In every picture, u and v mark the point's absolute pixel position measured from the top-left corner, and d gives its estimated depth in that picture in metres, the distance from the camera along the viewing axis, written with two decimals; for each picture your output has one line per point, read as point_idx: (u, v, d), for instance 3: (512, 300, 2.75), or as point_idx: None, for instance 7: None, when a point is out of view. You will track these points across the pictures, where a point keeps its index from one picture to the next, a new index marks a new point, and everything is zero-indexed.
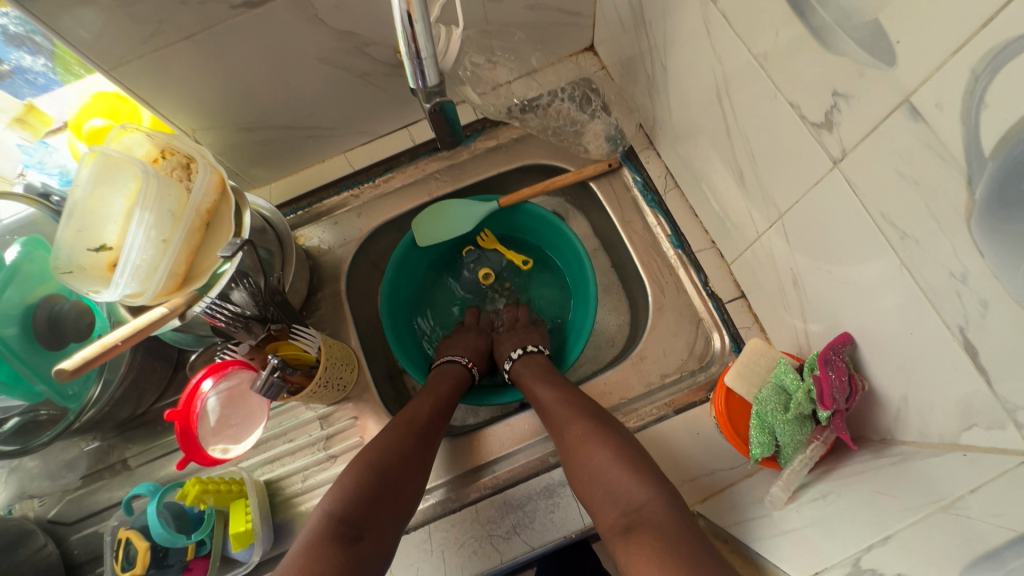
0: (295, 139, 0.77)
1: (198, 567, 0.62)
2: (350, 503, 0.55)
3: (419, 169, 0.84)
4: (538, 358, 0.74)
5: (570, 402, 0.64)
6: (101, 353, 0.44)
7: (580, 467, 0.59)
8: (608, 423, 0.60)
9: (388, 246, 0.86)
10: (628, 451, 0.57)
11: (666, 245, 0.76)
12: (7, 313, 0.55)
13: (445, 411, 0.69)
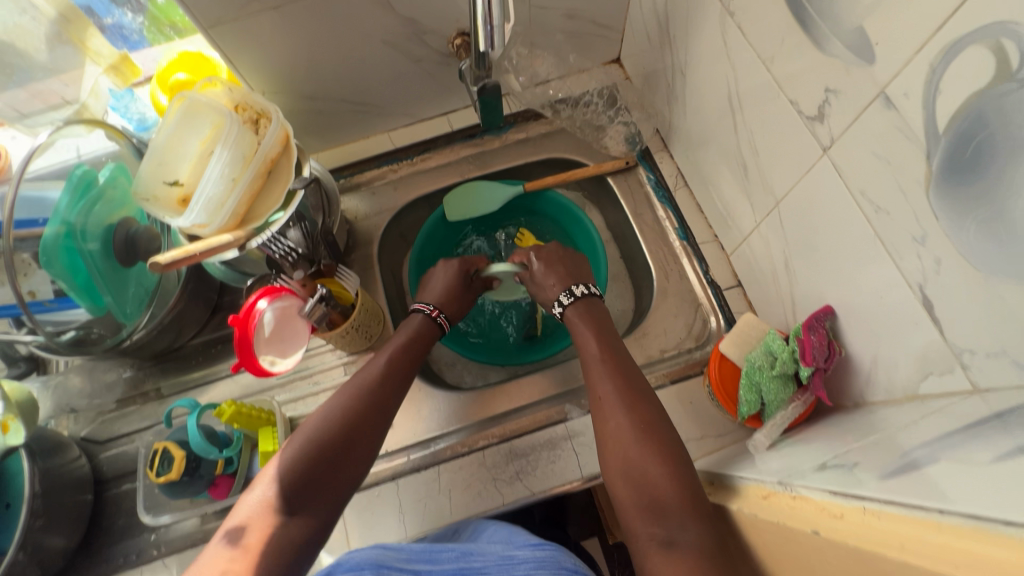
0: (347, 112, 0.85)
1: (223, 483, 0.69)
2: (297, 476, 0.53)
3: (454, 152, 0.92)
4: (583, 316, 0.70)
5: (618, 379, 0.61)
6: (183, 258, 0.55)
7: (610, 450, 0.56)
8: (653, 414, 0.57)
9: (418, 220, 0.94)
10: (665, 450, 0.53)
11: (673, 236, 0.84)
12: (90, 228, 0.64)
13: (400, 374, 0.65)
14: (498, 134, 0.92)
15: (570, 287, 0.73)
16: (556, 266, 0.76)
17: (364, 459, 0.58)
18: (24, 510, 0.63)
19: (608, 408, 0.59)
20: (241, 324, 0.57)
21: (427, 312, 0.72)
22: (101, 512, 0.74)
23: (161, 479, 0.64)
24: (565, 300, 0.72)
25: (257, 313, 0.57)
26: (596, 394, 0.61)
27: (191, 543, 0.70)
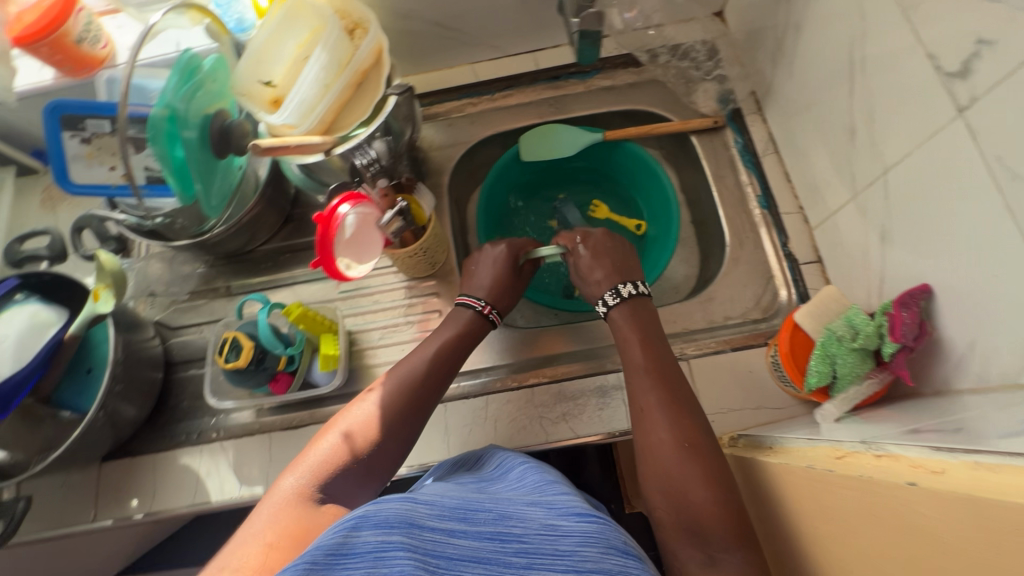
0: (437, 37, 0.84)
1: (283, 380, 0.71)
2: (334, 460, 0.53)
3: (537, 92, 0.90)
4: (628, 314, 0.66)
5: (662, 393, 0.58)
6: (279, 147, 0.61)
7: (649, 472, 0.55)
8: (697, 434, 0.55)
9: (489, 159, 0.93)
10: (709, 475, 0.52)
11: (753, 203, 0.80)
12: (192, 118, 0.64)
13: (436, 378, 0.62)
14: (584, 79, 0.90)
15: (617, 286, 0.68)
16: (604, 257, 0.70)
17: (400, 437, 0.58)
18: (107, 373, 0.68)
19: (649, 428, 0.57)
20: (323, 224, 0.57)
21: (480, 309, 0.67)
22: (169, 391, 0.79)
23: (229, 366, 0.67)
24: (611, 301, 0.67)
25: (336, 220, 0.57)
26: (636, 411, 0.59)
27: (247, 432, 0.74)
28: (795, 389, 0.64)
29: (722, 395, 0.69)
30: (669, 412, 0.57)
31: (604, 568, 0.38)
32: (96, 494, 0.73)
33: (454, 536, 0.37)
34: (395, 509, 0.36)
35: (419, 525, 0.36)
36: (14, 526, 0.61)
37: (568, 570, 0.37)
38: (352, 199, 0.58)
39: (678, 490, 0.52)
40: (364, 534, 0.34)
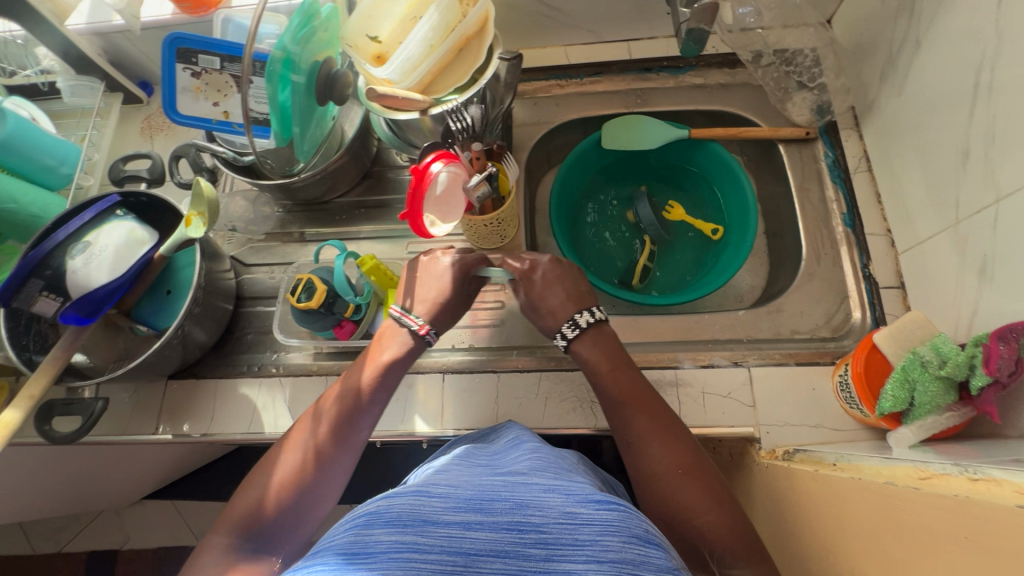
0: (537, 15, 0.85)
1: (347, 326, 0.74)
2: (301, 471, 0.56)
3: (626, 82, 0.89)
4: (585, 343, 0.64)
5: (652, 420, 0.58)
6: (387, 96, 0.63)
7: (646, 502, 0.54)
8: (680, 457, 0.54)
9: (568, 143, 0.93)
10: (706, 497, 0.51)
11: (837, 220, 0.78)
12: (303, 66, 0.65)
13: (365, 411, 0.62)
14: (676, 74, 0.89)
15: (574, 317, 0.66)
16: (557, 289, 0.68)
17: (357, 439, 0.60)
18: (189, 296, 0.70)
19: (635, 458, 0.57)
20: (415, 178, 0.58)
21: (415, 328, 0.66)
22: (235, 323, 0.82)
23: (302, 305, 0.69)
24: (568, 334, 0.65)
25: (428, 177, 0.58)
26: (621, 445, 0.59)
27: (306, 372, 0.77)
28: (860, 412, 0.62)
29: (780, 407, 0.68)
30: (658, 439, 0.56)
31: (626, 559, 0.34)
32: (160, 408, 0.77)
33: (468, 529, 0.34)
34: (405, 509, 0.35)
35: (430, 522, 0.34)
36: (93, 422, 0.65)
37: (591, 561, 0.33)
38: (445, 158, 0.59)
39: (676, 514, 0.51)
40: (376, 533, 0.34)
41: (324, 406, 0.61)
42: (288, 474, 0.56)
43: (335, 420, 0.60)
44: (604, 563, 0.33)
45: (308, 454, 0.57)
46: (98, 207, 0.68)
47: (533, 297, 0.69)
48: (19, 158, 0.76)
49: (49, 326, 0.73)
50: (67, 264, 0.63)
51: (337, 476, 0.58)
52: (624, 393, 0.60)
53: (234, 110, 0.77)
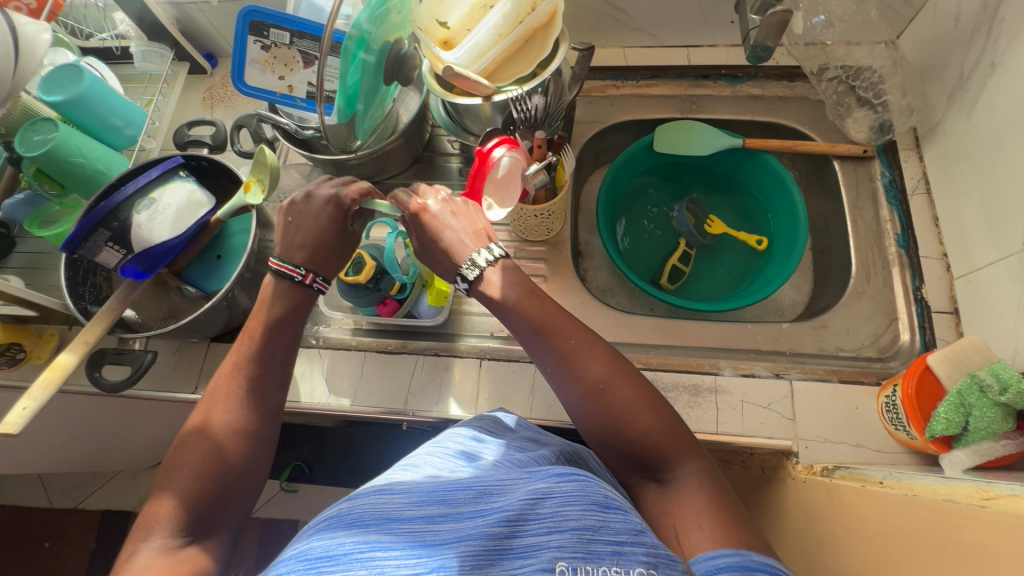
0: (600, 15, 0.86)
1: (391, 304, 0.75)
2: (222, 455, 0.50)
3: (682, 87, 0.89)
4: (487, 277, 0.56)
5: (574, 331, 0.54)
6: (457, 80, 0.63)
7: (582, 422, 0.52)
8: (606, 367, 0.51)
9: (618, 144, 0.94)
10: (639, 404, 0.50)
11: (890, 241, 0.76)
12: (375, 45, 0.66)
13: (269, 351, 0.57)
14: (733, 84, 0.89)
15: (472, 256, 0.56)
16: (451, 223, 0.58)
17: (273, 412, 0.56)
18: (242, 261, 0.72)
19: (564, 380, 0.52)
20: (480, 159, 0.59)
21: (301, 279, 0.61)
22: None
23: (349, 278, 0.71)
24: (468, 275, 0.55)
25: (491, 160, 0.58)
26: (542, 368, 0.54)
27: (344, 346, 0.77)
28: (905, 433, 0.61)
29: (821, 423, 0.67)
30: (585, 354, 0.52)
31: (586, 525, 0.37)
32: (200, 369, 0.78)
33: (431, 522, 0.38)
34: (366, 511, 0.39)
35: (393, 518, 0.38)
36: (140, 373, 0.66)
37: (552, 530, 0.37)
38: (509, 142, 0.59)
39: (614, 423, 0.50)
40: (342, 533, 0.37)
41: (237, 375, 0.55)
42: (207, 459, 0.49)
43: (247, 395, 0.54)
44: (564, 531, 0.37)
45: (230, 434, 0.52)
46: (164, 166, 0.69)
47: (426, 235, 0.58)
48: (90, 115, 0.78)
49: (103, 279, 0.77)
50: (133, 218, 0.65)
51: (261, 453, 0.53)
52: (538, 307, 0.55)
53: (299, 85, 0.79)
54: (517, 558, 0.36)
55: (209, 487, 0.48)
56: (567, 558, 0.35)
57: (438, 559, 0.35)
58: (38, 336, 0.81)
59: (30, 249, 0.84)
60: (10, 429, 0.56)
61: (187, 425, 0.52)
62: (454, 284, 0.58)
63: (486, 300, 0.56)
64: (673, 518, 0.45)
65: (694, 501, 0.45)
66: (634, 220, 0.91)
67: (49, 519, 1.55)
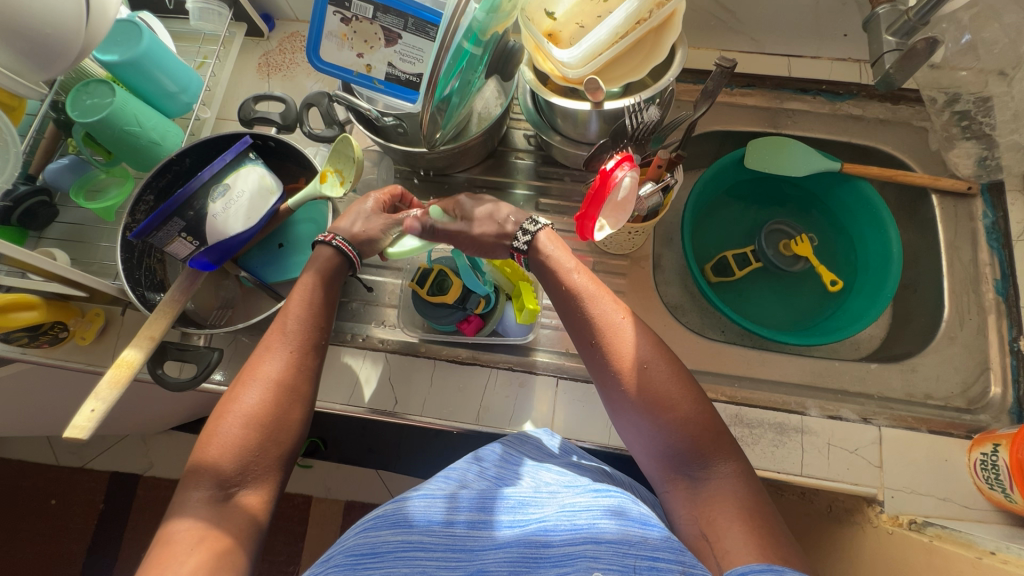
0: (706, 14, 0.80)
1: (474, 322, 0.73)
2: (262, 403, 0.51)
3: (778, 99, 0.84)
4: (542, 246, 0.61)
5: (624, 311, 0.57)
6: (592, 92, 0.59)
7: (623, 406, 0.54)
8: (658, 354, 0.54)
9: (701, 153, 0.88)
10: (686, 394, 0.52)
11: (988, 286, 0.74)
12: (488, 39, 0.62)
13: (314, 310, 0.59)
14: (833, 101, 0.84)
15: (528, 220, 0.63)
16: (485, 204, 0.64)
17: (315, 374, 0.56)
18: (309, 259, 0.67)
19: (609, 356, 0.54)
20: (600, 179, 0.54)
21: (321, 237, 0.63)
22: (342, 290, 0.79)
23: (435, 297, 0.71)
24: (529, 229, 0.61)
25: (613, 181, 0.53)
26: (587, 345, 0.56)
27: (414, 352, 0.75)
28: (1002, 494, 0.59)
29: (909, 474, 0.65)
30: (639, 335, 0.55)
31: (622, 539, 0.40)
32: None
33: (470, 529, 0.42)
34: (412, 513, 0.43)
35: (435, 523, 0.42)
36: (207, 372, 0.62)
37: (586, 542, 0.40)
38: (627, 158, 0.53)
39: (657, 406, 0.52)
40: (383, 534, 0.41)
41: (286, 330, 0.57)
42: (253, 407, 0.51)
43: (290, 350, 0.55)
44: (601, 543, 0.40)
45: (270, 383, 0.53)
46: (237, 147, 0.64)
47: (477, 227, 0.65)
48: (145, 78, 0.71)
49: (157, 262, 0.71)
50: (208, 207, 0.61)
51: (297, 406, 0.53)
52: (592, 285, 0.58)
53: (378, 65, 0.69)
54: (552, 566, 0.39)
55: (255, 435, 0.50)
56: (603, 568, 0.39)
57: (479, 563, 0.40)
58: (81, 315, 0.75)
59: (71, 219, 0.78)
60: (80, 433, 0.52)
61: (242, 371, 0.54)
62: (513, 245, 0.62)
63: (546, 275, 0.60)
64: (708, 512, 0.47)
65: (732, 506, 0.46)
66: (722, 230, 0.90)
67: (45, 475, 1.41)
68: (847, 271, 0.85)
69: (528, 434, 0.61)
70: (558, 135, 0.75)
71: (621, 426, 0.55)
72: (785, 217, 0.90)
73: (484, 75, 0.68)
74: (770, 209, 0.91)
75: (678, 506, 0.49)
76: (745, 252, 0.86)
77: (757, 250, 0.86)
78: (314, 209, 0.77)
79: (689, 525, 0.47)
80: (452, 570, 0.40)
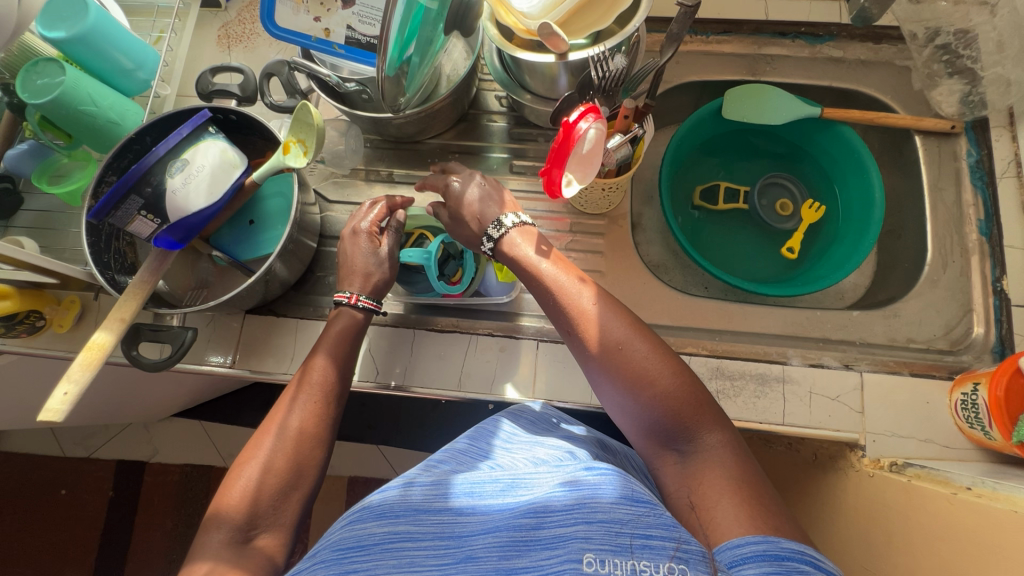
0: None
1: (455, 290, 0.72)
2: (288, 452, 0.54)
3: (756, 45, 0.81)
4: (515, 244, 0.60)
5: (599, 295, 0.56)
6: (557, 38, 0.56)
7: (605, 391, 0.54)
8: (634, 332, 0.53)
9: (679, 106, 0.86)
10: (664, 368, 0.52)
11: (971, 227, 0.73)
12: None
13: (338, 364, 0.61)
14: (812, 44, 0.81)
15: (499, 218, 0.61)
16: (473, 192, 0.64)
17: (335, 423, 0.59)
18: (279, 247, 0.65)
19: (586, 343, 0.54)
20: (564, 132, 0.52)
21: (345, 300, 0.64)
22: (318, 264, 0.78)
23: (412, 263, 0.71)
24: (494, 234, 0.61)
25: (577, 133, 0.51)
26: (565, 332, 0.56)
27: (392, 323, 0.74)
28: (982, 432, 0.59)
29: (890, 417, 0.65)
30: (614, 317, 0.54)
31: (615, 518, 0.41)
32: (237, 342, 0.73)
33: (458, 516, 0.42)
34: (398, 502, 0.43)
35: (422, 512, 0.42)
36: (182, 353, 0.62)
37: (578, 522, 0.41)
38: (592, 112, 0.52)
39: (635, 384, 0.51)
40: (370, 527, 0.41)
41: (311, 384, 0.59)
42: (278, 455, 0.53)
43: (313, 402, 0.58)
44: (593, 524, 0.41)
45: (294, 432, 0.55)
46: (193, 122, 0.62)
47: (456, 207, 0.64)
48: (97, 55, 0.68)
49: (126, 244, 0.70)
50: (166, 183, 0.60)
51: (318, 455, 0.56)
52: (564, 275, 0.57)
53: (336, 28, 0.68)
54: (543, 548, 0.40)
55: (281, 483, 0.52)
56: (594, 550, 0.39)
57: (468, 550, 0.40)
58: (57, 303, 0.75)
59: (37, 206, 0.77)
60: (53, 416, 0.51)
61: (265, 422, 0.57)
62: (481, 248, 0.63)
63: (516, 266, 0.60)
64: (698, 489, 0.47)
65: (719, 477, 0.46)
66: (709, 175, 0.88)
67: (52, 467, 1.43)
68: (832, 216, 0.83)
69: (524, 407, 0.62)
70: (530, 94, 0.73)
71: (607, 408, 0.55)
72: (773, 163, 0.89)
73: (445, 34, 0.66)
74: (759, 155, 0.89)
75: (669, 481, 0.50)
76: (736, 190, 0.86)
77: (749, 193, 0.85)
78: (282, 182, 0.75)
79: (679, 497, 0.48)
80: (441, 558, 0.40)
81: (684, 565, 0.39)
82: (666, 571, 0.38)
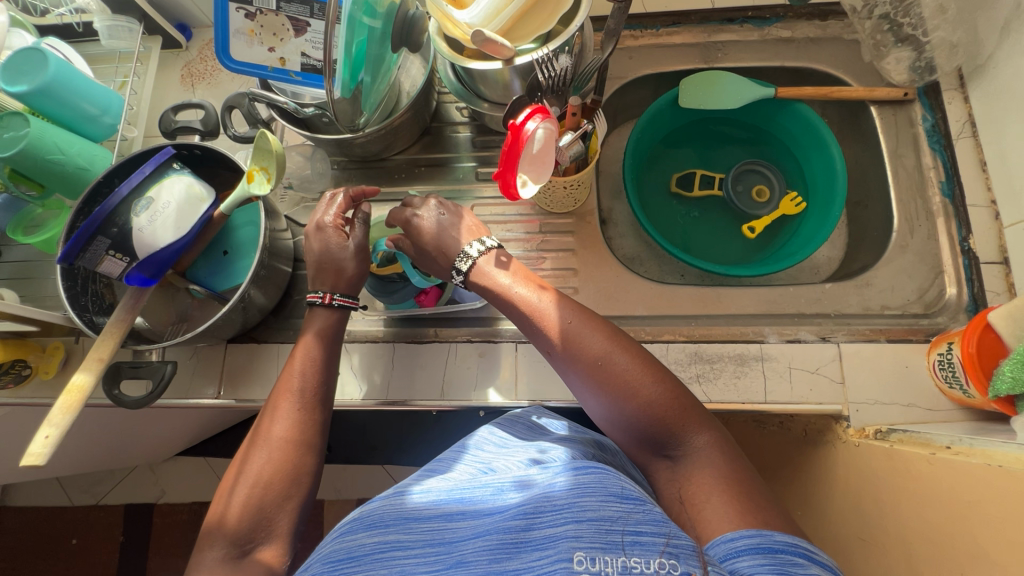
0: None
1: (432, 293, 0.74)
2: (277, 462, 0.54)
3: (706, 33, 0.83)
4: (482, 271, 0.61)
5: (575, 310, 0.56)
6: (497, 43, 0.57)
7: (592, 405, 0.54)
8: (612, 345, 0.53)
9: (638, 100, 0.87)
10: (646, 377, 0.52)
11: (934, 191, 0.73)
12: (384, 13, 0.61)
13: (322, 375, 0.61)
14: (760, 27, 0.82)
15: (464, 250, 0.62)
16: (430, 221, 0.64)
17: (323, 428, 0.59)
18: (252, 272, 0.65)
19: (566, 359, 0.54)
20: (513, 135, 0.53)
21: (319, 299, 0.65)
22: (295, 288, 0.79)
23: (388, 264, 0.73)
24: (462, 267, 0.61)
25: (525, 134, 0.52)
26: (546, 351, 0.56)
27: (371, 339, 0.75)
28: (961, 391, 0.59)
29: (872, 385, 0.65)
30: (591, 330, 0.54)
31: (604, 516, 0.41)
32: (221, 372, 0.74)
33: (448, 522, 0.43)
34: (388, 513, 0.43)
35: (412, 520, 0.43)
36: (163, 386, 0.62)
37: (567, 521, 0.40)
38: (540, 113, 0.54)
39: (619, 397, 0.51)
40: (360, 538, 0.41)
41: (292, 395, 0.59)
42: (265, 466, 0.53)
43: (297, 409, 0.58)
44: (583, 522, 0.40)
45: (281, 442, 0.55)
46: (158, 158, 0.63)
47: (420, 239, 0.64)
48: (62, 105, 0.70)
49: (103, 286, 0.71)
50: (133, 222, 0.60)
51: (308, 462, 0.56)
52: (540, 295, 0.58)
53: (291, 57, 0.69)
54: (534, 549, 0.40)
55: (270, 492, 0.52)
56: (585, 548, 0.39)
57: (457, 555, 0.40)
58: (42, 350, 0.76)
59: (16, 257, 0.78)
60: (36, 460, 0.52)
61: (251, 434, 0.57)
62: (452, 281, 0.64)
63: (492, 290, 0.60)
64: (689, 492, 0.47)
65: (708, 476, 0.47)
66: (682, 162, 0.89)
67: (63, 517, 1.43)
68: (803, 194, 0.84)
69: (523, 415, 0.62)
70: (487, 101, 0.74)
71: (594, 418, 0.55)
72: (743, 148, 0.89)
73: (394, 51, 0.68)
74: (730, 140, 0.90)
75: (662, 483, 0.50)
76: (710, 176, 0.87)
77: (723, 179, 0.86)
78: (251, 211, 0.76)
79: (670, 495, 0.49)
80: (431, 564, 0.40)
81: (674, 560, 0.38)
82: (657, 566, 0.38)
